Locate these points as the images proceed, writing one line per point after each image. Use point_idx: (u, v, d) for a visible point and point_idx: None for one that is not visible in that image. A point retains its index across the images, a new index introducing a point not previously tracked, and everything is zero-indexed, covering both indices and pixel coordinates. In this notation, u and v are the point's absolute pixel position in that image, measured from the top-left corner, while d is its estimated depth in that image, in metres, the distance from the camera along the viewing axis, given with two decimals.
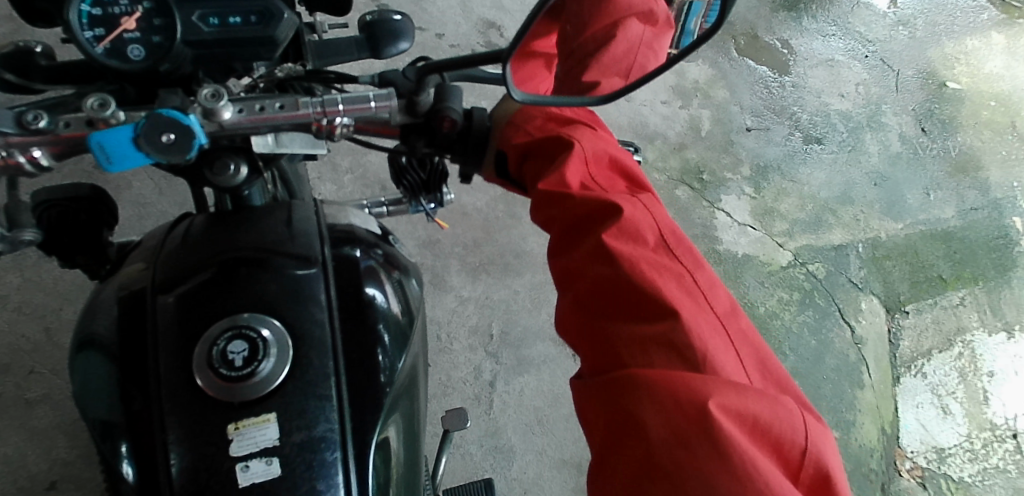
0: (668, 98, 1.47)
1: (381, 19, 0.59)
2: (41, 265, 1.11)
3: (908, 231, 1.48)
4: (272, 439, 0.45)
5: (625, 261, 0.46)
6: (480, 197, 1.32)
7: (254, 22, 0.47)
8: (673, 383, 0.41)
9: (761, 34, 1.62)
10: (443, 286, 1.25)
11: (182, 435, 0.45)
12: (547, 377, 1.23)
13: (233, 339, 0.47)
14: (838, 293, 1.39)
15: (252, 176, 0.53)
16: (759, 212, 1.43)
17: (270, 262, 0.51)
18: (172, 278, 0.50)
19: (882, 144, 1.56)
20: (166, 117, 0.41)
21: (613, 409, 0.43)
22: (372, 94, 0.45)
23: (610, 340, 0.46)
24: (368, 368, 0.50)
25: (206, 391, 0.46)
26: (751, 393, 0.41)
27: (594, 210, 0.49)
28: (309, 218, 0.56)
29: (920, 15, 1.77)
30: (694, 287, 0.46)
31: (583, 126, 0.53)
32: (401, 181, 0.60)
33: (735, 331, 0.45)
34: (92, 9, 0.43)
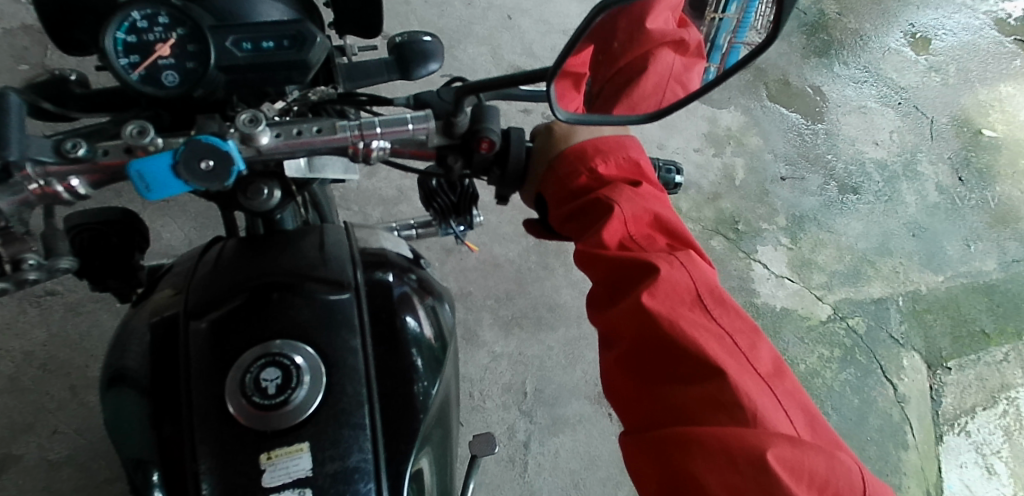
0: (700, 146, 1.47)
1: (410, 41, 0.66)
2: (69, 319, 1.12)
3: (948, 283, 1.45)
4: (305, 469, 0.47)
5: (667, 321, 0.51)
6: (512, 247, 1.32)
7: (287, 47, 0.49)
8: (727, 442, 0.46)
9: (793, 80, 1.62)
10: (476, 341, 1.24)
11: (215, 462, 0.47)
12: (583, 437, 1.20)
13: (267, 366, 0.48)
14: (879, 349, 1.35)
15: (284, 201, 0.55)
16: (796, 264, 1.41)
17: (301, 287, 0.53)
18: (205, 304, 0.52)
19: (919, 194, 1.53)
20: (204, 144, 0.44)
21: (669, 467, 0.48)
22: (409, 117, 0.48)
23: (658, 400, 0.51)
24: (400, 396, 0.52)
25: (241, 420, 0.47)
26: (807, 454, 0.46)
27: (639, 272, 0.54)
28: (340, 243, 0.59)
29: (952, 61, 1.76)
30: (735, 346, 0.51)
31: (625, 185, 0.56)
32: (433, 203, 0.61)
33: (781, 390, 0.50)
34: (127, 37, 0.46)
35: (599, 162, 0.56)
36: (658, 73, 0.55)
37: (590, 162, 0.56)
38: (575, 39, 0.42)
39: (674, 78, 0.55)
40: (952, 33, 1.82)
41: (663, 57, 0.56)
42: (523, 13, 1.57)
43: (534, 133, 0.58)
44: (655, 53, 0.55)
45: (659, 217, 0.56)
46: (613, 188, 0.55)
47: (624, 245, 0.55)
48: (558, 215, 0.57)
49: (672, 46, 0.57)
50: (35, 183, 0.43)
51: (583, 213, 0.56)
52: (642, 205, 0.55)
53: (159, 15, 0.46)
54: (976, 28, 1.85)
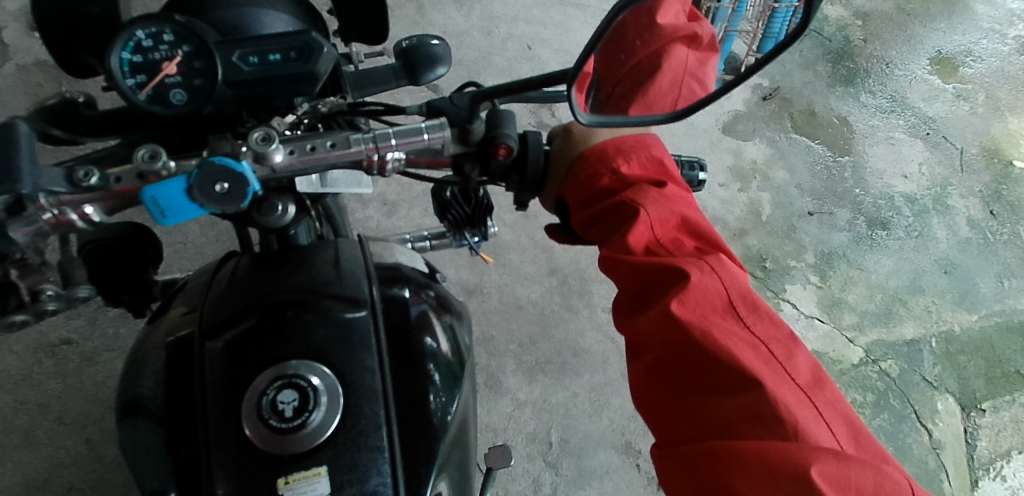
0: (726, 180, 1.45)
1: (418, 45, 0.64)
2: (84, 370, 1.15)
3: (983, 322, 1.41)
4: (323, 493, 0.50)
5: (698, 330, 0.50)
6: (535, 288, 1.31)
7: (294, 58, 0.50)
8: (768, 456, 0.45)
9: (818, 110, 1.60)
10: (500, 388, 1.22)
11: (230, 485, 0.50)
12: (610, 489, 1.19)
13: (283, 388, 0.51)
14: (912, 392, 1.31)
15: (298, 217, 0.60)
16: (826, 303, 1.38)
17: (317, 304, 0.56)
18: (220, 324, 0.55)
19: (950, 229, 1.50)
20: (217, 166, 0.44)
21: (707, 482, 0.47)
22: (424, 127, 0.51)
23: (692, 411, 0.50)
24: (418, 420, 0.55)
25: (256, 441, 0.50)
26: (854, 467, 0.44)
27: (669, 279, 0.53)
28: (354, 259, 0.62)
29: (981, 90, 1.74)
30: (770, 355, 0.50)
31: (650, 187, 0.56)
32: (448, 214, 0.68)
33: (822, 400, 0.48)
34: (133, 56, 0.48)
35: (621, 162, 0.56)
36: (673, 72, 0.55)
37: (613, 161, 0.56)
38: (595, 42, 0.43)
39: (689, 78, 0.56)
40: (980, 59, 1.80)
41: (678, 54, 0.56)
42: (543, 43, 1.59)
43: (550, 135, 0.59)
44: (669, 50, 0.56)
45: (686, 219, 0.56)
46: (637, 189, 0.55)
47: (651, 249, 0.55)
48: (581, 219, 0.57)
49: (685, 41, 0.57)
50: (48, 213, 0.44)
51: (607, 216, 0.56)
52: (666, 207, 0.55)
53: (163, 33, 0.48)
54: (1004, 55, 1.82)
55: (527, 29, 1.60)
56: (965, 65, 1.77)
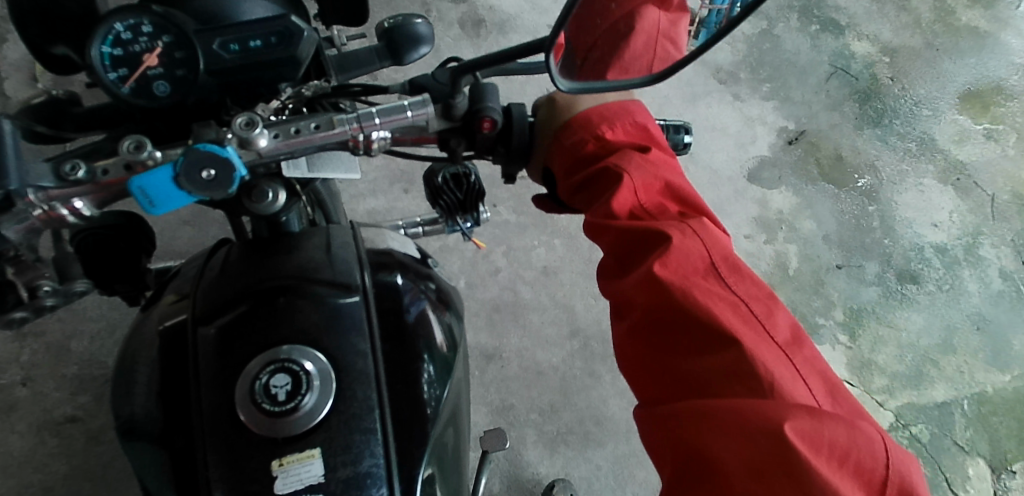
0: (751, 232, 1.42)
1: (399, 23, 0.59)
2: (91, 449, 1.13)
3: (1015, 383, 1.37)
4: (318, 475, 0.49)
5: (679, 291, 0.52)
6: (557, 352, 1.27)
7: (274, 43, 0.48)
8: (745, 413, 0.47)
9: (845, 154, 1.53)
10: (522, 462, 1.19)
11: (224, 473, 0.49)
12: None
13: (275, 373, 0.50)
14: (943, 458, 1.29)
15: (289, 201, 0.58)
16: (856, 365, 1.35)
17: (307, 290, 0.54)
18: (213, 311, 0.54)
19: (981, 282, 1.46)
20: (203, 152, 0.43)
21: (686, 437, 0.49)
22: (407, 103, 0.48)
23: (681, 370, 0.53)
24: (408, 402, 0.53)
25: (251, 426, 0.49)
26: (825, 422, 0.46)
27: (652, 243, 0.55)
28: (346, 245, 0.60)
29: (1016, 130, 1.65)
30: (750, 314, 0.52)
31: (634, 151, 0.57)
32: (439, 201, 0.60)
33: (799, 359, 0.51)
34: (114, 49, 0.46)
35: (605, 129, 0.57)
36: (646, 30, 0.57)
37: (598, 130, 0.57)
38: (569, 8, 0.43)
39: (660, 36, 0.57)
40: (1016, 96, 1.68)
41: (648, 15, 0.58)
42: None
43: (538, 102, 0.60)
44: (640, 13, 0.58)
45: (670, 183, 0.58)
46: (621, 154, 0.57)
47: (636, 214, 0.57)
48: (567, 187, 0.58)
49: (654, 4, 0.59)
50: (38, 209, 0.43)
51: (593, 182, 0.57)
52: (652, 174, 0.57)
53: (142, 24, 0.46)
54: None
55: None
56: (1003, 98, 1.68)
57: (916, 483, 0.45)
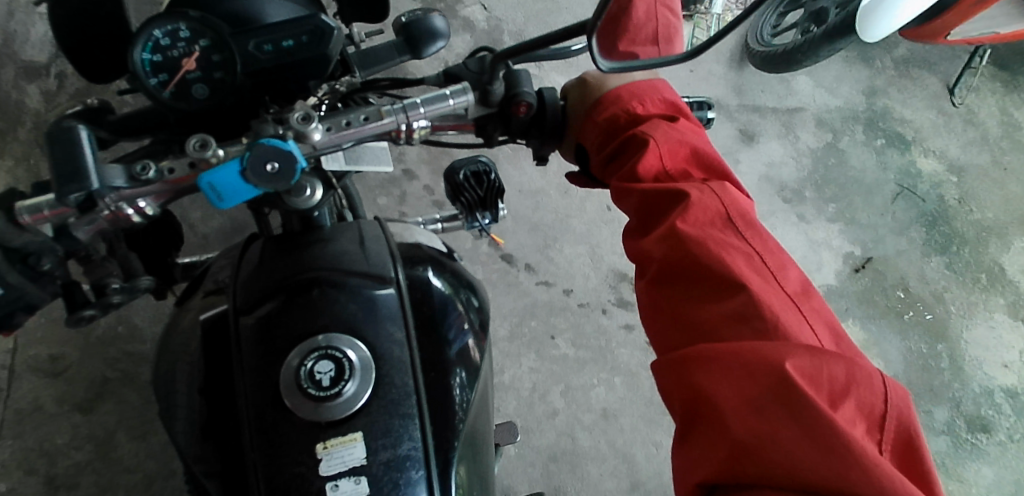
0: None
1: (414, 18, 0.54)
2: None
3: None
4: (359, 458, 0.45)
5: (695, 239, 0.47)
6: None
7: (306, 42, 0.46)
8: (745, 356, 0.41)
9: None
10: None
11: (263, 457, 0.45)
12: None
13: (320, 358, 0.46)
14: None
15: (325, 195, 0.53)
16: None
17: (344, 282, 0.50)
18: (253, 297, 0.50)
19: None
20: (268, 147, 0.42)
21: (688, 392, 0.43)
22: (449, 91, 0.47)
23: (685, 318, 0.47)
24: (440, 391, 0.49)
25: (296, 411, 0.45)
26: (830, 359, 0.40)
27: (666, 195, 0.50)
28: (378, 239, 0.55)
29: None
30: (763, 266, 0.46)
31: (662, 120, 0.53)
32: (461, 197, 0.67)
33: (808, 307, 0.45)
34: (153, 56, 0.44)
35: (636, 105, 0.53)
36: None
37: (628, 105, 0.53)
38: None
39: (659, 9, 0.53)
40: None
41: None
42: None
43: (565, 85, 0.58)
44: None
45: (691, 144, 0.53)
46: (650, 123, 0.52)
47: (659, 176, 0.52)
48: (600, 162, 0.55)
49: None
50: (107, 209, 0.42)
51: (625, 150, 0.53)
52: (677, 139, 0.52)
53: (180, 29, 0.44)
54: None
55: None
56: None
57: (918, 434, 0.39)
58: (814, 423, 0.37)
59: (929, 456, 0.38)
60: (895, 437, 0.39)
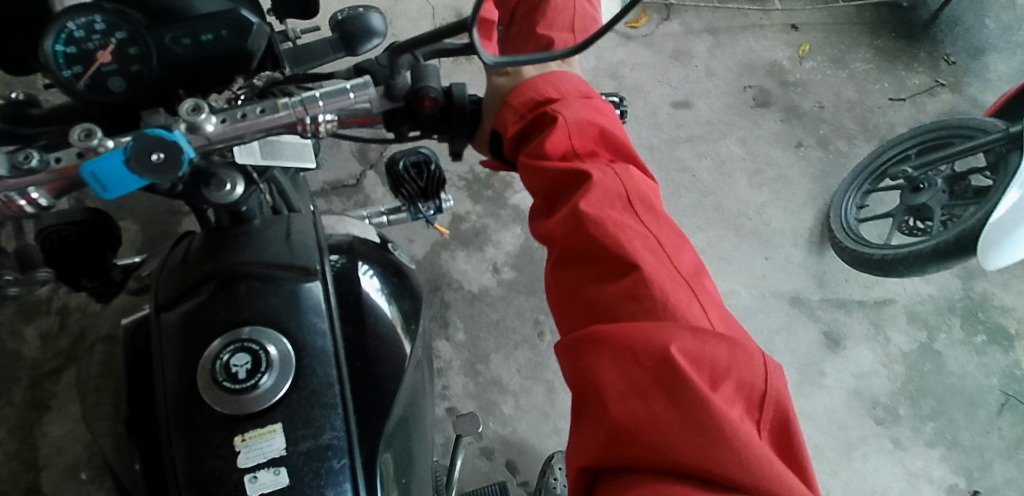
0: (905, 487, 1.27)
1: (351, 15, 0.61)
2: None
3: None
4: (279, 449, 0.47)
5: (598, 223, 0.50)
6: None
7: (226, 36, 0.52)
8: (634, 348, 0.46)
9: None
10: None
11: (186, 448, 0.47)
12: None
13: (236, 352, 0.48)
14: None
15: (248, 191, 0.54)
16: None
17: (271, 277, 0.52)
18: (175, 295, 0.51)
19: None
20: (151, 136, 0.41)
21: (587, 375, 0.48)
22: (350, 86, 0.45)
23: (592, 295, 0.51)
24: (363, 372, 0.53)
25: (213, 406, 0.47)
26: (713, 346, 0.46)
27: (572, 180, 0.53)
28: (306, 231, 0.56)
29: None
30: (659, 246, 0.51)
31: (575, 99, 0.53)
32: (401, 188, 0.76)
33: (699, 288, 0.50)
34: (66, 48, 0.48)
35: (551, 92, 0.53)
36: None
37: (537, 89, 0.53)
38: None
39: None
40: None
41: None
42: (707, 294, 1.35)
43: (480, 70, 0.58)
44: None
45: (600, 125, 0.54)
46: (562, 103, 0.52)
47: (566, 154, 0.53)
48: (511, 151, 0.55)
49: None
50: None
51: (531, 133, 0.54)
52: (587, 124, 0.53)
53: (94, 22, 0.48)
54: None
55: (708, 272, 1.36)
56: None
57: (793, 412, 0.46)
58: (690, 409, 0.43)
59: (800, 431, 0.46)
60: (774, 415, 0.46)
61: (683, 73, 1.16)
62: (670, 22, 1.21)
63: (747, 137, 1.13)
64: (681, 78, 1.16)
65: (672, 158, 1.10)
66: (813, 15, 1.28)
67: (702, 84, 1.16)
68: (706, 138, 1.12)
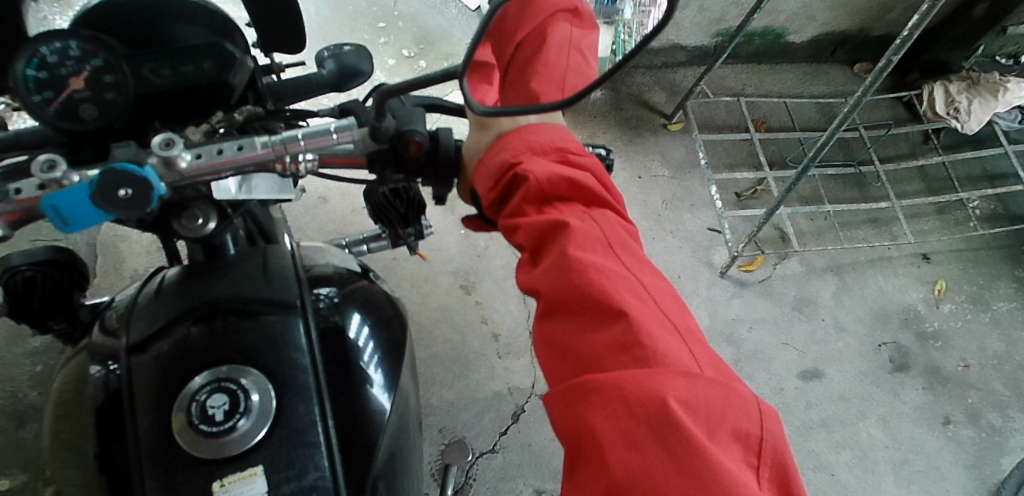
0: None
1: (336, 54, 0.68)
2: None
3: None
4: (260, 493, 0.66)
5: (588, 273, 0.58)
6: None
7: (208, 69, 0.62)
8: (623, 392, 0.52)
9: None
10: None
11: (157, 486, 0.66)
12: None
13: (213, 394, 0.67)
14: None
15: (220, 223, 0.72)
16: None
17: (257, 317, 0.73)
18: (141, 342, 0.71)
19: None
20: (117, 172, 0.52)
21: (572, 413, 0.54)
22: (334, 127, 0.58)
23: (583, 346, 0.57)
24: (344, 397, 0.74)
25: (190, 446, 0.65)
26: (700, 381, 0.52)
27: (559, 231, 0.60)
28: (280, 263, 0.78)
29: None
30: (647, 295, 0.58)
31: (551, 159, 0.62)
32: (382, 216, 0.74)
33: (690, 336, 0.57)
34: (39, 72, 0.56)
35: (530, 152, 0.61)
36: (556, 45, 0.62)
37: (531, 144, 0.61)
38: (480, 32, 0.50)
39: (573, 51, 0.63)
40: None
41: (557, 28, 0.63)
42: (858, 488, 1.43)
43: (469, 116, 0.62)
44: (551, 25, 0.63)
45: (583, 182, 0.63)
46: (533, 161, 0.61)
47: (546, 208, 0.61)
48: (490, 208, 0.63)
49: (567, 16, 0.64)
50: None
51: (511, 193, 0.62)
52: (564, 181, 0.61)
53: (68, 49, 0.56)
54: None
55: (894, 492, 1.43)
56: None
57: (791, 459, 0.50)
58: (680, 453, 0.48)
59: (799, 473, 0.50)
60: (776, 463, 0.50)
61: (806, 326, 1.61)
62: (787, 263, 1.69)
63: (886, 417, 1.51)
64: (805, 334, 1.60)
65: (807, 448, 1.47)
66: (938, 243, 1.76)
67: (831, 341, 1.60)
68: (846, 421, 1.50)
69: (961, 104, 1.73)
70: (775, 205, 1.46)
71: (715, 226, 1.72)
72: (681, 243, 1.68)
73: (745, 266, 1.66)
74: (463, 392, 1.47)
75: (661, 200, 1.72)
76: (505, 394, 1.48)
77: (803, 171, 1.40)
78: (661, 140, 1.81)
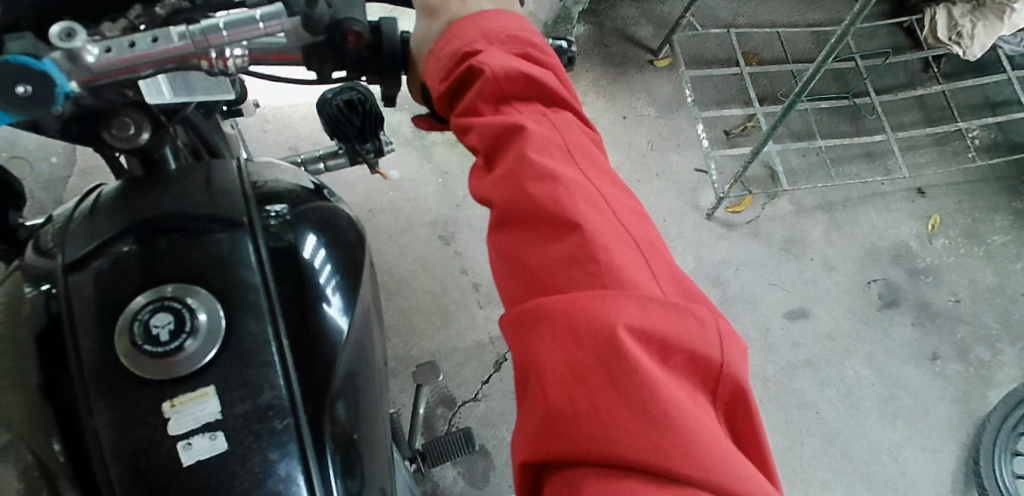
0: None
1: None
2: None
3: None
4: (213, 413, 0.61)
5: (543, 183, 0.54)
6: None
7: None
8: (573, 314, 0.47)
9: None
10: None
11: (106, 412, 0.61)
12: None
13: (155, 314, 0.62)
14: None
15: (155, 131, 0.67)
16: None
17: (204, 233, 0.67)
18: (79, 259, 0.65)
19: None
20: (12, 67, 0.47)
21: (518, 335, 0.50)
22: (261, 16, 0.52)
23: (534, 260, 0.52)
24: (300, 315, 0.68)
25: (138, 371, 0.61)
26: (659, 304, 0.48)
27: (513, 135, 0.57)
28: (225, 177, 0.72)
29: None
30: (609, 210, 0.54)
31: (509, 55, 0.58)
32: (338, 129, 0.69)
33: (655, 256, 0.52)
34: None
35: (483, 42, 0.58)
36: None
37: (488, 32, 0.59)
38: None
39: None
40: None
41: None
42: (843, 426, 1.42)
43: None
44: None
45: (539, 82, 0.59)
46: (489, 55, 0.57)
47: (501, 107, 0.59)
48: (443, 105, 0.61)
49: None
50: None
51: (462, 88, 0.59)
52: (523, 80, 0.58)
53: None
54: None
55: (878, 427, 1.43)
56: None
57: (745, 387, 0.47)
58: (628, 385, 0.44)
59: (756, 406, 0.47)
60: (728, 391, 0.47)
61: (795, 266, 1.57)
62: (777, 203, 1.64)
63: (873, 354, 1.49)
64: (794, 274, 1.56)
65: (793, 389, 1.45)
66: (934, 177, 1.71)
67: (820, 280, 1.56)
68: (834, 361, 1.48)
69: (964, 28, 1.65)
70: (762, 140, 1.39)
71: (702, 166, 1.66)
72: (668, 185, 1.63)
73: (733, 207, 1.61)
74: (444, 344, 1.42)
75: (647, 140, 1.67)
76: (486, 344, 1.44)
77: (791, 103, 1.33)
78: (647, 75, 1.75)
